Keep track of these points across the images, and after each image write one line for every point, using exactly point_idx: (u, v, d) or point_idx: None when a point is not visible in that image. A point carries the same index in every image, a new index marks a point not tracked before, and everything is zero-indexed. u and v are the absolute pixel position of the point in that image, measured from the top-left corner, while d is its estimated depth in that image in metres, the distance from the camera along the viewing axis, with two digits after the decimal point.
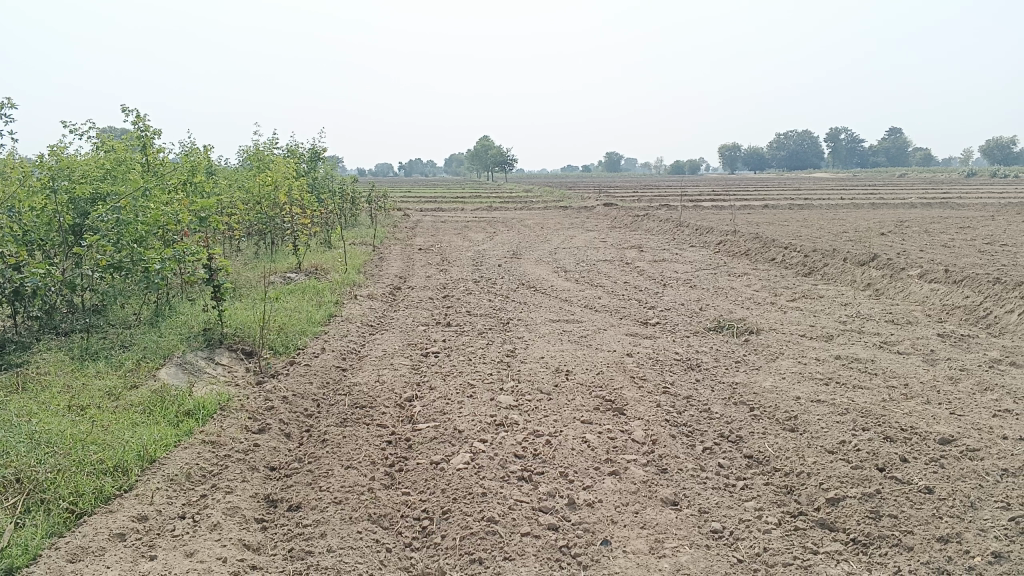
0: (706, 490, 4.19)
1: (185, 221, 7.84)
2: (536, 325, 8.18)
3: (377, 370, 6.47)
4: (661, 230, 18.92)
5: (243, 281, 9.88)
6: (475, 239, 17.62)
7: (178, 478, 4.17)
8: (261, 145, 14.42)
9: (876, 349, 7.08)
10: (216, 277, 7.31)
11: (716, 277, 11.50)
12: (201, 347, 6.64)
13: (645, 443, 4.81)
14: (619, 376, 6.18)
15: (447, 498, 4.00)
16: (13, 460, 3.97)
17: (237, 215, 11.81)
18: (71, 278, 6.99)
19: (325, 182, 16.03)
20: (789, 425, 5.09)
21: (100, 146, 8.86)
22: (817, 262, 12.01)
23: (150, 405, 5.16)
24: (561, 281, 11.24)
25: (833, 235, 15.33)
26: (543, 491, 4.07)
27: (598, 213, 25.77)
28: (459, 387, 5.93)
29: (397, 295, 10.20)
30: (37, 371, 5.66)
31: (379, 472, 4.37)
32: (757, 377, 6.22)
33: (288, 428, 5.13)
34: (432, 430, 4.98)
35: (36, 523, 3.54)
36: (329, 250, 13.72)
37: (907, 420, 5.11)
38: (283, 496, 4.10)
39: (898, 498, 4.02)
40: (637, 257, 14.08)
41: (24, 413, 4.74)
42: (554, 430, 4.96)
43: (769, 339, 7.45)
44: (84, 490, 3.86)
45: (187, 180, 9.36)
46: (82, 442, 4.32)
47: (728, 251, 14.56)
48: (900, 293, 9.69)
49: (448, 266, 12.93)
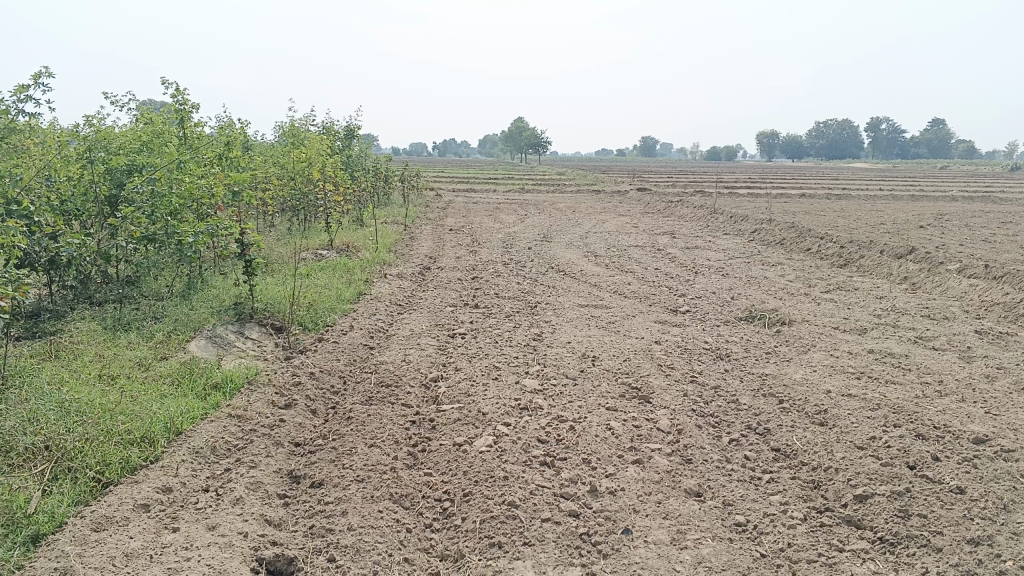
0: (731, 482, 4.13)
1: (219, 195, 7.88)
2: (564, 309, 8.15)
3: (403, 349, 6.48)
4: (695, 216, 18.74)
5: (276, 256, 9.96)
6: (506, 220, 17.59)
7: (204, 450, 4.20)
8: (296, 122, 14.45)
9: (911, 344, 6.94)
10: (247, 251, 7.36)
11: (749, 266, 11.37)
12: (231, 321, 6.70)
13: (670, 432, 4.76)
14: (646, 364, 6.12)
15: (469, 480, 3.99)
16: (43, 427, 4.04)
17: (271, 190, 11.90)
18: (105, 249, 7.08)
19: (358, 160, 16.08)
20: (819, 419, 5.01)
21: (139, 118, 8.94)
22: (853, 254, 11.79)
23: (179, 376, 5.21)
24: (592, 265, 11.18)
25: (871, 226, 15.07)
26: (566, 477, 4.04)
27: (631, 197, 25.59)
28: (485, 369, 5.91)
29: (426, 275, 10.19)
30: (70, 340, 5.75)
31: (402, 452, 4.37)
32: (788, 368, 6.13)
33: (314, 404, 5.15)
34: (457, 412, 4.98)
35: (63, 491, 3.59)
36: (360, 228, 13.74)
37: (940, 418, 5.01)
38: (306, 473, 4.11)
39: (928, 498, 3.93)
40: (670, 243, 13.95)
41: (55, 380, 4.81)
42: (579, 416, 4.92)
43: (800, 331, 7.34)
44: (112, 459, 3.91)
45: (223, 154, 9.42)
46: (111, 411, 4.37)
47: (763, 240, 14.36)
48: (938, 287, 9.50)
49: (478, 248, 12.89)
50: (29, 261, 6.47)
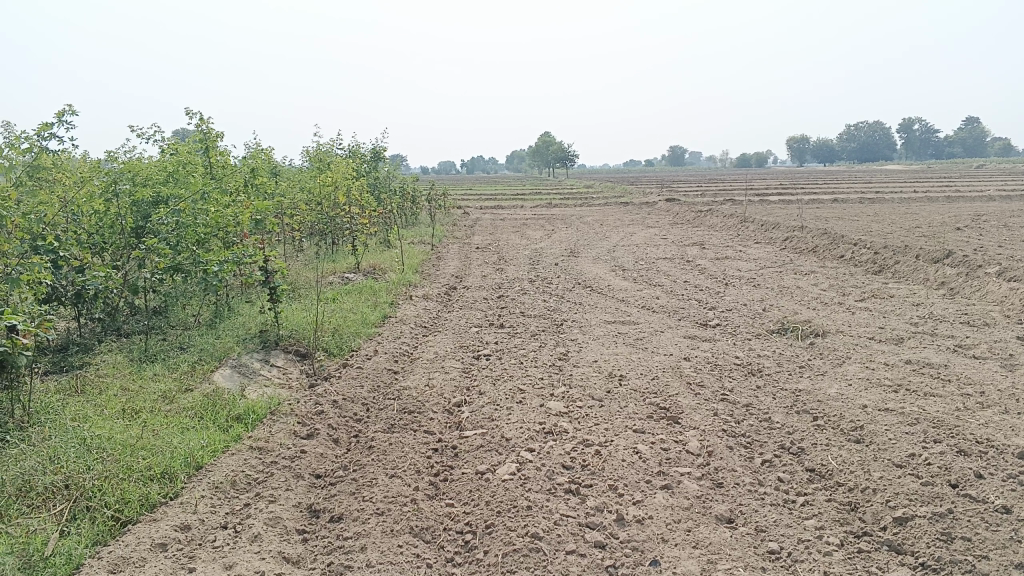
0: (764, 506, 3.98)
1: (245, 223, 7.88)
2: (591, 327, 8.03)
3: (427, 373, 6.40)
4: (725, 226, 18.54)
5: (303, 281, 9.97)
6: (534, 236, 17.54)
7: (223, 486, 4.15)
8: (322, 146, 14.53)
9: (950, 353, 6.71)
10: (272, 278, 7.34)
11: (781, 276, 11.15)
12: (256, 349, 6.68)
13: (700, 455, 4.62)
14: (675, 383, 5.97)
15: (491, 511, 3.89)
16: (63, 466, 4.03)
17: (299, 215, 11.96)
18: (133, 281, 7.09)
19: (385, 182, 16.12)
20: (854, 436, 4.84)
21: (165, 149, 9.03)
22: (888, 259, 11.52)
23: (201, 409, 5.17)
24: (619, 280, 11.04)
25: (906, 230, 14.79)
26: (591, 506, 3.92)
27: (659, 208, 25.37)
28: (510, 392, 5.81)
29: (452, 295, 10.12)
30: (96, 374, 5.75)
31: (424, 482, 4.29)
32: (822, 383, 5.94)
33: (337, 433, 5.09)
34: (480, 438, 4.89)
35: (81, 531, 3.56)
36: (387, 250, 13.76)
37: (983, 432, 4.80)
38: (326, 506, 4.04)
39: (973, 519, 3.75)
40: (700, 254, 13.76)
41: (78, 417, 4.78)
42: (605, 439, 4.80)
43: (835, 343, 7.14)
44: (131, 497, 3.87)
45: (249, 181, 9.46)
46: (132, 447, 4.34)
47: (794, 249, 14.13)
48: (977, 292, 9.22)
49: (505, 266, 12.82)
50: (56, 295, 6.51)
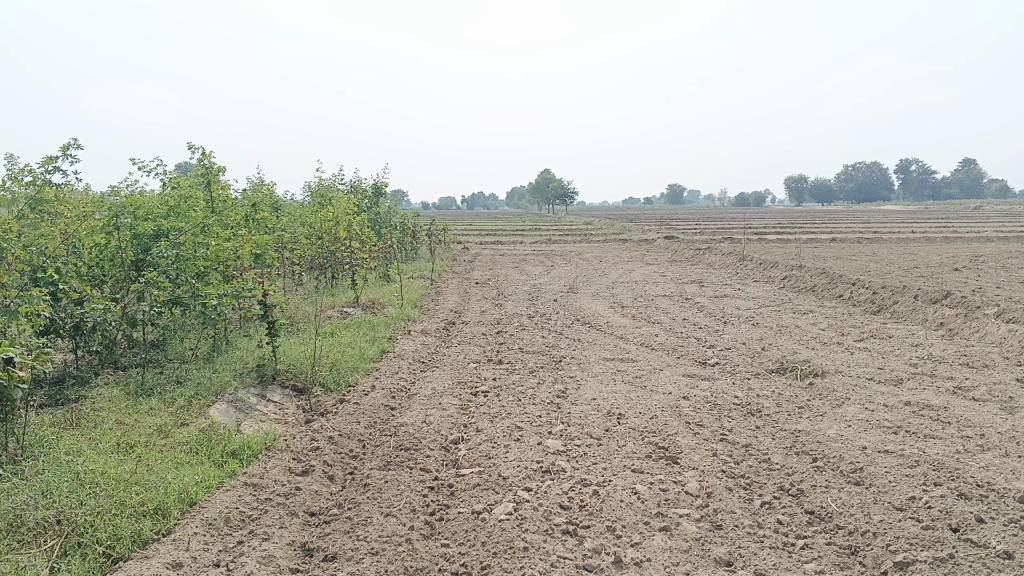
0: (763, 549, 3.94)
1: (245, 257, 7.89)
2: (589, 364, 8.01)
3: (425, 409, 6.37)
4: (724, 264, 18.60)
5: (301, 315, 9.96)
6: (532, 272, 17.59)
7: (217, 522, 4.10)
8: (324, 181, 14.62)
9: (949, 395, 6.67)
10: (271, 312, 7.32)
11: (780, 314, 11.17)
12: (253, 383, 6.64)
13: (699, 496, 4.57)
14: (674, 422, 5.93)
15: (487, 552, 3.85)
16: (55, 501, 3.99)
17: (299, 249, 12.00)
18: (131, 314, 7.07)
19: (385, 217, 16.19)
20: (854, 478, 4.80)
21: (167, 182, 9.06)
22: (886, 299, 11.54)
23: (196, 444, 5.13)
24: (618, 317, 11.04)
25: (904, 270, 14.85)
26: (588, 547, 3.88)
27: (658, 245, 25.44)
28: (507, 430, 5.77)
29: (451, 330, 10.11)
30: (92, 408, 5.70)
31: (419, 521, 4.24)
32: (821, 424, 5.91)
33: (332, 470, 5.05)
34: (476, 476, 4.85)
35: (71, 567, 3.52)
36: (387, 284, 13.77)
37: (983, 475, 4.77)
38: (320, 545, 4.00)
39: (974, 564, 3.71)
40: (698, 292, 13.78)
41: (72, 451, 4.74)
42: (602, 479, 4.76)
43: (834, 383, 7.11)
44: (123, 533, 3.83)
45: (250, 216, 9.50)
46: (126, 482, 4.31)
47: (793, 287, 14.15)
48: (976, 333, 9.21)
49: (504, 301, 12.83)
50: (53, 327, 6.48)
